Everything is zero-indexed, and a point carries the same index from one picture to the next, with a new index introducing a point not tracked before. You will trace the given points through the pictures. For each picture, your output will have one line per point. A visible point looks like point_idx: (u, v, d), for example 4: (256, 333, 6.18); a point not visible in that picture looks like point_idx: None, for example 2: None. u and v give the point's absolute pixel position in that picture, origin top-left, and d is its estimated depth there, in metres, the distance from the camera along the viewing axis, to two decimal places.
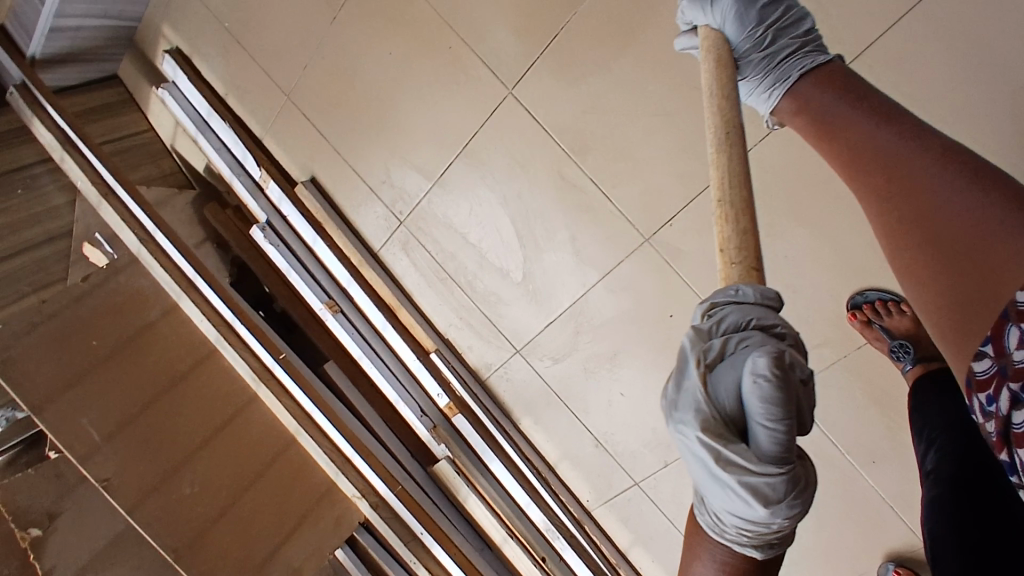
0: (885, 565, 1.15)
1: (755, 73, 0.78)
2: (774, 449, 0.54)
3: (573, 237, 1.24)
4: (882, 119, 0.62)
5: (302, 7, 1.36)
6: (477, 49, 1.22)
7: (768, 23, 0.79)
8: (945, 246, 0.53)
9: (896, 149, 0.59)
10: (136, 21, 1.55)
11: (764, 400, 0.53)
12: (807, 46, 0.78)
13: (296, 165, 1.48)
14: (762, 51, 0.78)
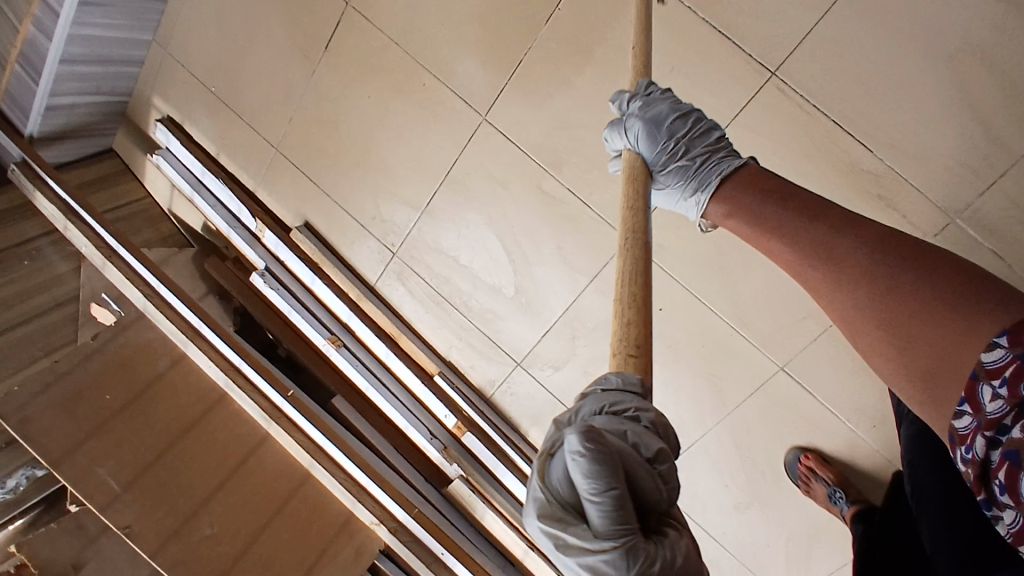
0: (792, 453, 1.21)
1: (674, 184, 0.88)
2: (603, 526, 0.50)
3: (558, 246, 1.30)
4: (818, 219, 0.71)
5: (283, 64, 1.46)
6: (449, 82, 1.31)
7: (680, 136, 0.88)
8: (903, 324, 0.61)
9: (839, 243, 0.68)
10: (127, 95, 1.64)
11: (581, 479, 0.50)
12: (719, 152, 0.88)
13: (289, 213, 1.55)
14: (678, 162, 0.88)
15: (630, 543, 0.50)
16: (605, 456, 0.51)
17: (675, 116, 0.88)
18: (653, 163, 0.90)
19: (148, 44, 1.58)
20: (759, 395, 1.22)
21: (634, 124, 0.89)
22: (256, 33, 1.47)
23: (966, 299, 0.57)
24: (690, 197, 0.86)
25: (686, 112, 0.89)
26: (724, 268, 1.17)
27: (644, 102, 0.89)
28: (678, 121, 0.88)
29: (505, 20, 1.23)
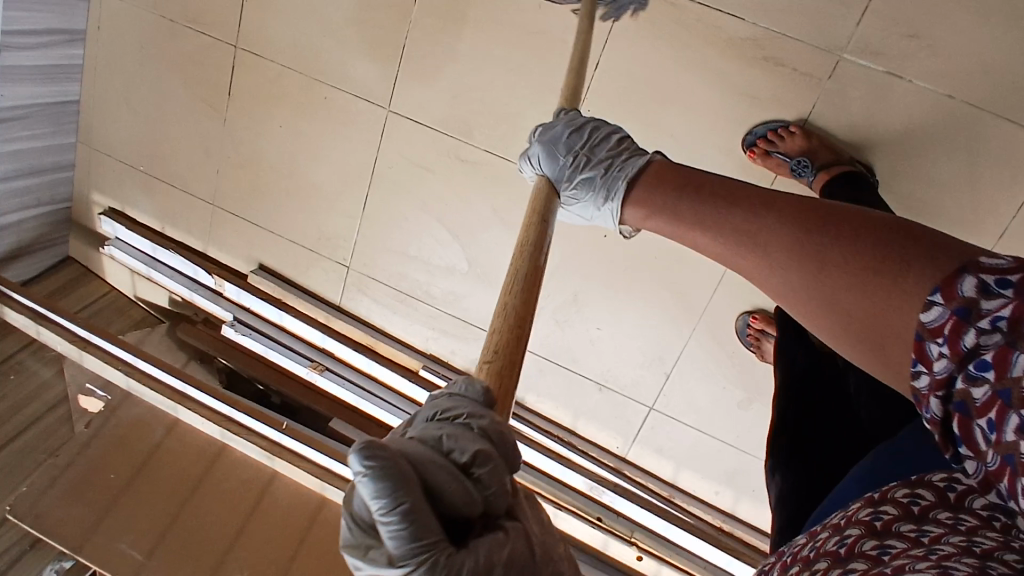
0: (742, 319, 1.22)
1: (583, 197, 0.82)
2: (399, 549, 0.39)
3: (493, 209, 1.33)
4: (737, 205, 0.65)
5: (195, 123, 1.50)
6: (347, 87, 1.35)
7: (579, 148, 0.84)
8: (836, 299, 0.52)
9: (762, 225, 0.61)
10: (69, 200, 1.69)
11: (368, 494, 0.39)
12: (622, 154, 0.82)
13: (243, 261, 1.59)
14: (582, 172, 0.83)
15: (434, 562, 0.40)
16: (398, 464, 0.40)
17: (571, 130, 0.85)
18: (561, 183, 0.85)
19: (74, 146, 1.63)
20: (721, 288, 1.22)
21: (535, 150, 0.86)
22: (163, 102, 1.51)
23: (894, 258, 0.48)
24: (604, 207, 0.80)
25: (581, 125, 0.85)
26: None
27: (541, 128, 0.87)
28: (576, 134, 0.85)
29: (379, 12, 1.27)
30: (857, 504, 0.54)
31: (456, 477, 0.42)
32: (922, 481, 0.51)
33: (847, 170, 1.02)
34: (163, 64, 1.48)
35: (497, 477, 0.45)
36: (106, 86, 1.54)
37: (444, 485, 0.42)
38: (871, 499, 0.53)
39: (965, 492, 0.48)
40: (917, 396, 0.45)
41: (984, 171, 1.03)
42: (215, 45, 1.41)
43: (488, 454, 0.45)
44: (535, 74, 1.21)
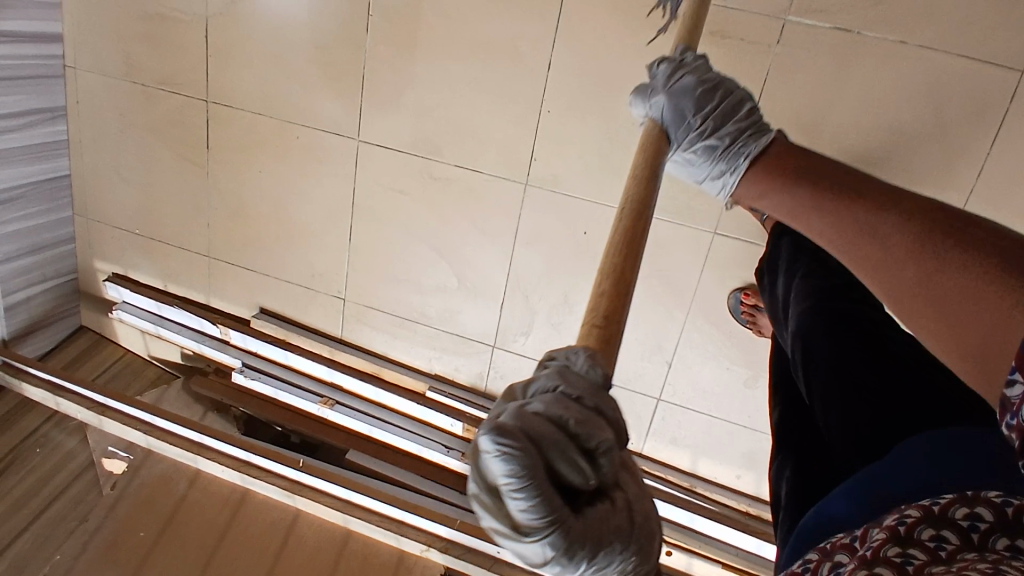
0: (733, 297, 1.19)
1: (699, 162, 0.86)
2: (534, 519, 0.40)
3: (473, 222, 1.33)
4: (846, 200, 0.64)
5: (180, 180, 1.55)
6: (317, 124, 1.37)
7: (708, 112, 0.85)
8: (932, 301, 0.49)
9: (863, 220, 0.61)
10: (75, 271, 1.75)
11: (498, 473, 0.39)
12: (749, 129, 0.85)
13: (244, 308, 1.62)
14: (705, 139, 0.85)
15: (559, 534, 0.41)
16: (527, 451, 0.40)
17: (700, 88, 0.84)
18: (680, 141, 0.86)
19: (72, 220, 1.69)
20: (709, 268, 1.20)
21: (658, 99, 0.85)
22: (147, 164, 1.56)
23: (1010, 271, 0.45)
24: (720, 180, 0.84)
25: (715, 84, 0.85)
26: (617, 164, 1.20)
27: (667, 73, 0.85)
28: (705, 95, 0.85)
29: (336, 47, 1.30)
30: (877, 535, 0.48)
31: (579, 459, 0.43)
32: (943, 519, 0.46)
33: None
34: (143, 128, 1.52)
35: (613, 461, 0.46)
36: (94, 157, 1.60)
37: (566, 468, 0.43)
38: (894, 532, 0.47)
39: (987, 531, 0.44)
40: (1004, 404, 0.37)
41: (953, 114, 1.00)
42: (189, 101, 1.46)
43: (609, 440, 0.45)
44: (492, 83, 1.22)
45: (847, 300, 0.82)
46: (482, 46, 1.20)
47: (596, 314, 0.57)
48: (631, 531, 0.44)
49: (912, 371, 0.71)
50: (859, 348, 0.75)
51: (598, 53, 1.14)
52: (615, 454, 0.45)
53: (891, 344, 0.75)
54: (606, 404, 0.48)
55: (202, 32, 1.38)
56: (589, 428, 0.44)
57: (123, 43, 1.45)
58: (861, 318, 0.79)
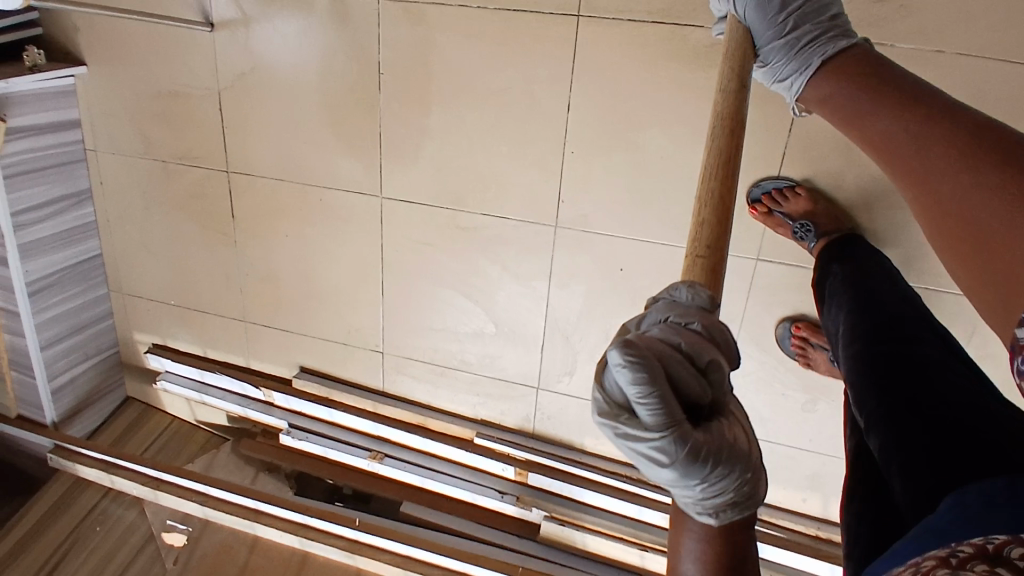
0: (783, 327, 1.16)
1: (776, 61, 0.83)
2: (656, 420, 0.50)
3: (505, 268, 1.30)
4: (904, 112, 0.65)
5: (208, 250, 1.55)
6: (338, 185, 1.36)
7: (792, 8, 0.82)
8: (979, 243, 0.54)
9: (919, 145, 0.62)
10: (115, 345, 1.78)
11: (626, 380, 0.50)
12: (831, 31, 0.81)
13: (284, 367, 1.62)
14: (785, 37, 0.82)
15: (681, 437, 0.50)
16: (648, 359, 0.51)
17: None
18: (759, 36, 0.84)
19: (108, 296, 1.71)
20: (753, 295, 1.16)
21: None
22: (175, 238, 1.57)
23: None
24: (791, 79, 0.81)
25: None
26: (647, 199, 1.16)
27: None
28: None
29: (350, 108, 1.29)
30: (927, 563, 0.46)
31: (692, 373, 0.54)
32: (999, 558, 0.41)
33: (841, 236, 1.05)
34: (167, 204, 1.53)
35: (722, 378, 0.56)
36: (122, 235, 1.62)
37: (684, 381, 0.53)
38: (945, 560, 0.44)
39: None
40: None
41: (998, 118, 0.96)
42: (209, 174, 1.46)
43: (721, 360, 0.56)
44: (511, 129, 1.20)
45: (902, 342, 0.82)
46: (496, 94, 1.18)
47: (700, 245, 0.66)
48: (737, 444, 0.54)
49: (966, 411, 0.69)
50: (926, 391, 0.74)
51: (618, 90, 1.11)
52: (723, 372, 0.55)
53: (948, 385, 0.74)
54: (715, 327, 0.58)
55: (215, 105, 1.39)
56: (698, 349, 0.55)
57: (139, 123, 1.46)
58: (917, 360, 0.78)
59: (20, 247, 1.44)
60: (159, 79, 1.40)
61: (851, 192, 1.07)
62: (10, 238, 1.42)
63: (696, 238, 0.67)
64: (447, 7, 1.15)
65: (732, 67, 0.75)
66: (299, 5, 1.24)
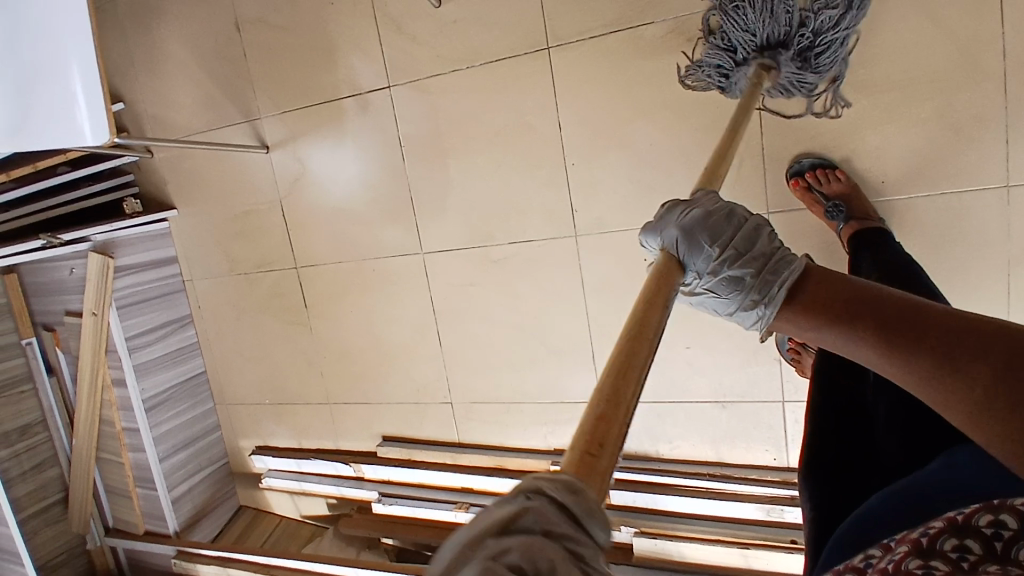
0: (783, 331, 1.20)
1: (727, 297, 0.65)
2: None
3: (542, 288, 1.39)
4: (939, 370, 0.44)
5: (290, 343, 1.73)
6: (385, 254, 1.53)
7: (726, 238, 0.65)
8: None
9: (962, 388, 0.42)
10: (225, 456, 1.95)
11: None
12: (775, 253, 0.64)
13: (369, 441, 1.71)
14: (730, 269, 0.64)
15: None
16: None
17: (723, 220, 0.66)
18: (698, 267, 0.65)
19: (214, 410, 1.91)
20: None
21: (674, 233, 0.65)
22: (262, 340, 1.77)
23: None
24: (752, 311, 0.63)
25: (727, 210, 0.67)
26: (651, 187, 1.25)
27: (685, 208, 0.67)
28: (729, 227, 0.66)
29: (382, 183, 1.49)
30: (902, 549, 0.50)
31: None
32: (967, 527, 0.47)
33: (873, 229, 1.05)
34: (251, 311, 1.75)
35: None
36: (220, 350, 1.84)
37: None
38: (916, 545, 0.48)
39: (1010, 539, 0.44)
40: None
41: (950, 12, 0.99)
42: (282, 275, 1.68)
43: None
44: (519, 160, 1.34)
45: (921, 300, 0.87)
46: (499, 133, 1.34)
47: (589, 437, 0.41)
48: None
49: None
50: None
51: (597, 97, 1.24)
52: None
53: None
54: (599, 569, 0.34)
55: (279, 213, 1.63)
56: None
57: (222, 246, 1.73)
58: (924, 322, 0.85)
59: (135, 367, 1.68)
60: (234, 205, 1.68)
61: (837, 122, 1.10)
62: (127, 359, 1.66)
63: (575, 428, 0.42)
64: (442, 75, 1.36)
65: (656, 286, 0.59)
66: (330, 111, 1.49)
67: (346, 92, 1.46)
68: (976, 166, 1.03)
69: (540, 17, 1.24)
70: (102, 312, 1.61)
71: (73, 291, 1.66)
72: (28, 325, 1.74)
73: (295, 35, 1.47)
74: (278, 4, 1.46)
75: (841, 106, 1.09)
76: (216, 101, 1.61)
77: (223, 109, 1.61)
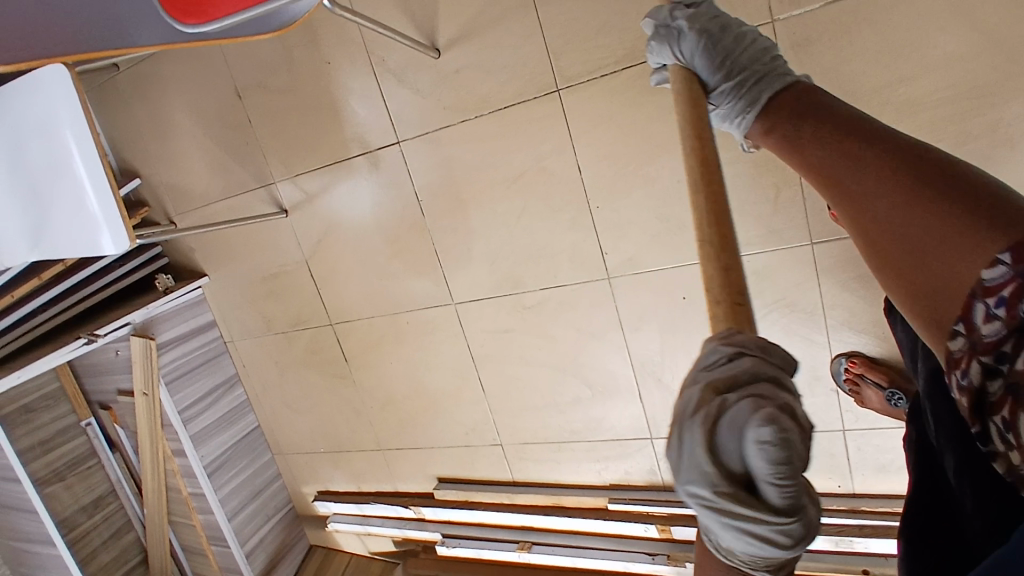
0: (838, 361, 1.14)
1: (723, 102, 0.72)
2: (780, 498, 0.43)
3: (580, 330, 1.36)
4: (850, 165, 0.52)
5: (336, 395, 1.74)
6: (416, 306, 1.51)
7: (731, 52, 0.73)
8: (922, 274, 0.47)
9: (852, 166, 0.51)
10: (290, 501, 2.00)
11: (763, 462, 0.41)
12: (776, 68, 0.71)
13: (425, 483, 1.73)
14: (730, 79, 0.72)
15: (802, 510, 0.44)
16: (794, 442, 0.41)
17: (730, 34, 0.74)
18: (704, 76, 0.74)
19: (272, 459, 1.95)
20: (824, 280, 1.11)
21: (688, 40, 0.75)
22: (309, 394, 1.79)
23: (991, 222, 0.42)
24: (739, 115, 0.69)
25: (736, 28, 0.75)
26: (681, 224, 1.19)
27: (687, 15, 0.76)
28: (729, 39, 0.74)
29: (404, 237, 1.46)
30: None
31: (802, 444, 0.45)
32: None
33: None
34: (294, 367, 1.77)
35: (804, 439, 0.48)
36: (269, 405, 1.87)
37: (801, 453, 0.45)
38: None
39: None
40: (953, 362, 0.45)
41: (999, 18, 0.89)
42: (318, 331, 1.68)
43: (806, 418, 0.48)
44: (541, 206, 1.29)
45: None
46: (517, 180, 1.29)
47: (728, 283, 0.52)
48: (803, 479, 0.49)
49: None
50: None
51: (615, 138, 1.18)
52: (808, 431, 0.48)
53: None
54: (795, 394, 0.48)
55: (307, 273, 1.62)
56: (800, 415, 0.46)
57: (257, 307, 1.73)
58: None
59: (191, 436, 1.72)
60: (262, 267, 1.67)
61: None
62: (182, 431, 1.69)
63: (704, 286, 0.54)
64: (451, 126, 1.30)
65: (687, 109, 0.67)
66: (342, 169, 1.45)
67: (356, 150, 1.42)
68: None
69: (546, 60, 1.17)
70: (153, 391, 1.63)
71: (122, 371, 1.69)
72: (84, 406, 1.80)
73: (297, 98, 1.43)
74: (276, 68, 1.42)
75: None
76: (228, 168, 1.59)
77: (237, 175, 1.59)
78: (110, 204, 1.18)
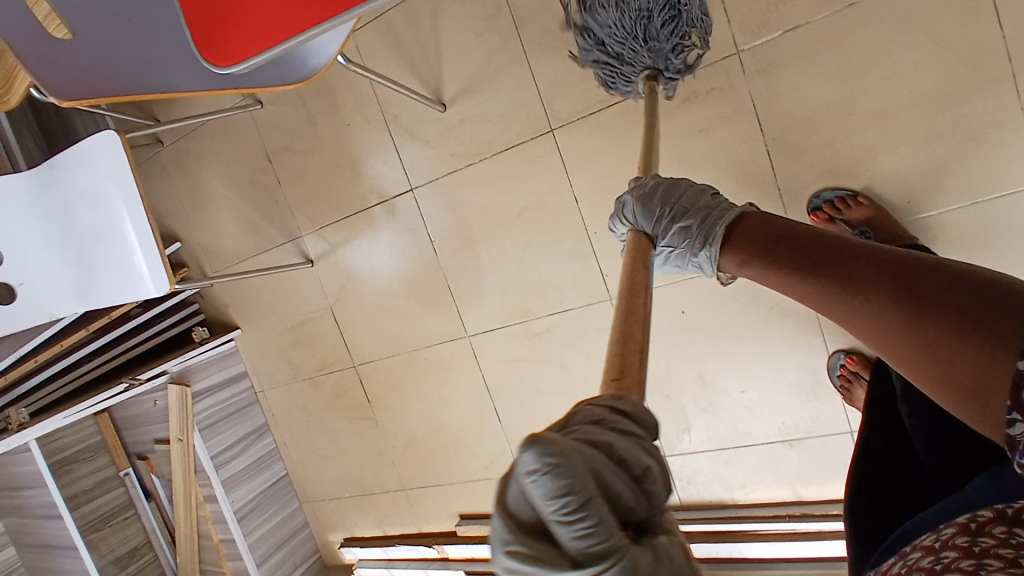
0: (836, 357, 1.19)
1: (682, 247, 0.79)
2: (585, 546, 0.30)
3: (589, 352, 1.43)
4: (848, 290, 0.53)
5: (360, 436, 1.80)
6: (433, 341, 1.60)
7: (671, 202, 0.81)
8: (953, 371, 0.44)
9: (851, 288, 0.53)
10: (317, 551, 2.03)
11: (540, 493, 0.29)
12: (718, 206, 0.78)
13: (448, 521, 1.75)
14: (679, 228, 0.79)
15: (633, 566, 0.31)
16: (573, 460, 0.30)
17: (673, 188, 0.83)
18: (655, 233, 0.82)
19: (300, 507, 2.00)
20: None
21: (630, 205, 0.84)
22: (335, 437, 1.85)
23: (1002, 321, 0.41)
24: (702, 254, 0.75)
25: (675, 181, 0.84)
26: None
27: (630, 190, 0.86)
28: (663, 194, 0.82)
29: (420, 276, 1.56)
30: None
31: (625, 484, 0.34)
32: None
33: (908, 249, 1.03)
34: (321, 411, 1.84)
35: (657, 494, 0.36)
36: (298, 452, 1.93)
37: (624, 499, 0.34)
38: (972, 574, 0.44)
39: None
40: (1014, 445, 0.40)
41: (932, 34, 1.01)
42: (343, 373, 1.76)
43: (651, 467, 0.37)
44: (545, 235, 1.39)
45: None
46: (522, 213, 1.40)
47: (617, 363, 0.55)
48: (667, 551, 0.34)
49: None
50: None
51: (608, 167, 1.29)
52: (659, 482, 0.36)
53: None
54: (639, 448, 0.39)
55: (331, 318, 1.73)
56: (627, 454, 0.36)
57: (285, 354, 1.84)
58: None
59: (223, 481, 1.79)
60: (290, 315, 1.79)
61: (847, 152, 1.11)
62: (214, 475, 1.77)
63: (607, 367, 0.55)
64: (458, 170, 1.43)
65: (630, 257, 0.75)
66: (362, 219, 1.58)
67: (374, 200, 1.55)
68: (1000, 171, 1.02)
69: (540, 103, 1.31)
70: (188, 437, 1.72)
71: (159, 420, 1.79)
72: (123, 457, 1.88)
73: (320, 155, 1.58)
74: (301, 132, 1.59)
75: (848, 136, 1.10)
76: (257, 224, 1.74)
77: (267, 232, 1.73)
78: (152, 253, 1.30)
